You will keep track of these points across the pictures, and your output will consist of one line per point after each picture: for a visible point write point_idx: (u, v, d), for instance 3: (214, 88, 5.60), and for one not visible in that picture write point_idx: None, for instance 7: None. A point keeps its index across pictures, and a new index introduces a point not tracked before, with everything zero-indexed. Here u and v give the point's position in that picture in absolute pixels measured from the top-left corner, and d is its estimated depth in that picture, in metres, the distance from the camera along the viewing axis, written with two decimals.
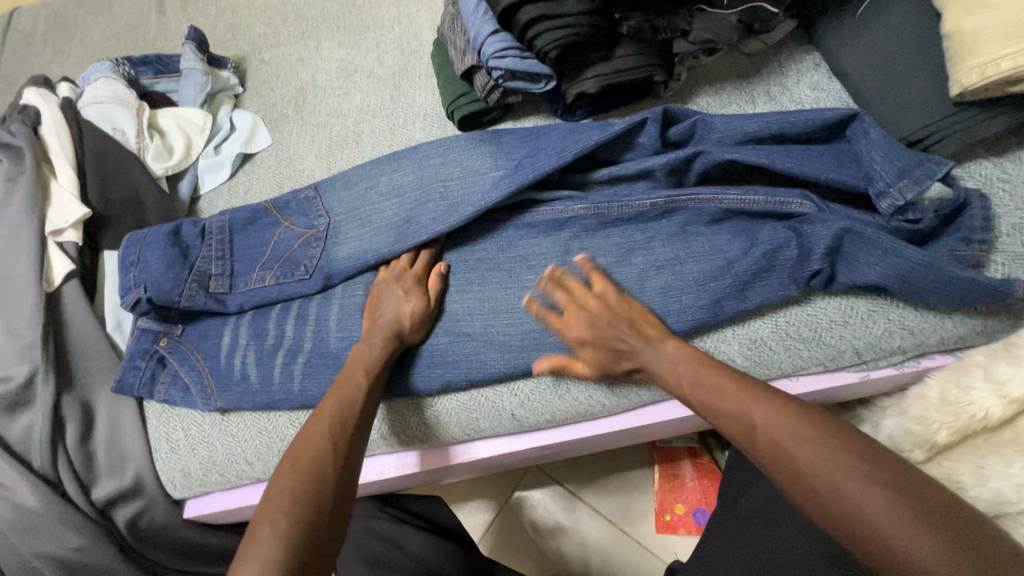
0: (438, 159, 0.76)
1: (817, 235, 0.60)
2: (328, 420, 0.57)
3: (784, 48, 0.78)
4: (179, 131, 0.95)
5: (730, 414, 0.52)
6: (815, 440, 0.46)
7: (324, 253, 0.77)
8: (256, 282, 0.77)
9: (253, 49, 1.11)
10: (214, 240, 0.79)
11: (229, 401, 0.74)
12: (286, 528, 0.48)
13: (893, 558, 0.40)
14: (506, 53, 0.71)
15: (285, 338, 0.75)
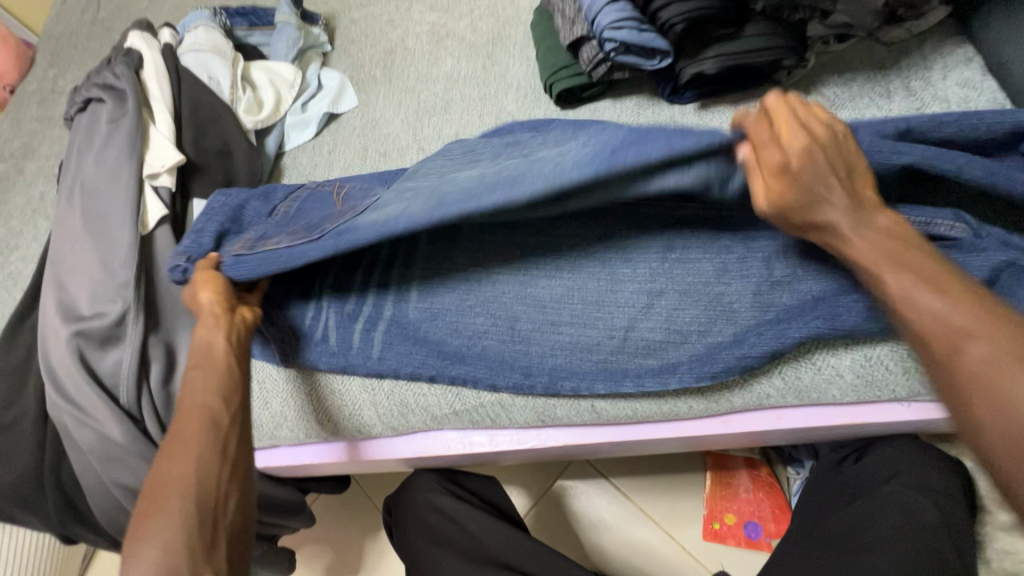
0: (514, 151, 0.70)
1: (971, 271, 0.55)
2: (197, 415, 0.53)
3: (929, 39, 0.71)
4: (270, 86, 0.95)
5: (910, 281, 0.44)
6: (1021, 352, 0.38)
7: (351, 218, 0.66)
8: (274, 243, 0.68)
9: (344, 8, 1.10)
10: (276, 217, 0.76)
11: (309, 359, 0.73)
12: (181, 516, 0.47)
13: (960, 369, 0.39)
14: (623, 24, 0.66)
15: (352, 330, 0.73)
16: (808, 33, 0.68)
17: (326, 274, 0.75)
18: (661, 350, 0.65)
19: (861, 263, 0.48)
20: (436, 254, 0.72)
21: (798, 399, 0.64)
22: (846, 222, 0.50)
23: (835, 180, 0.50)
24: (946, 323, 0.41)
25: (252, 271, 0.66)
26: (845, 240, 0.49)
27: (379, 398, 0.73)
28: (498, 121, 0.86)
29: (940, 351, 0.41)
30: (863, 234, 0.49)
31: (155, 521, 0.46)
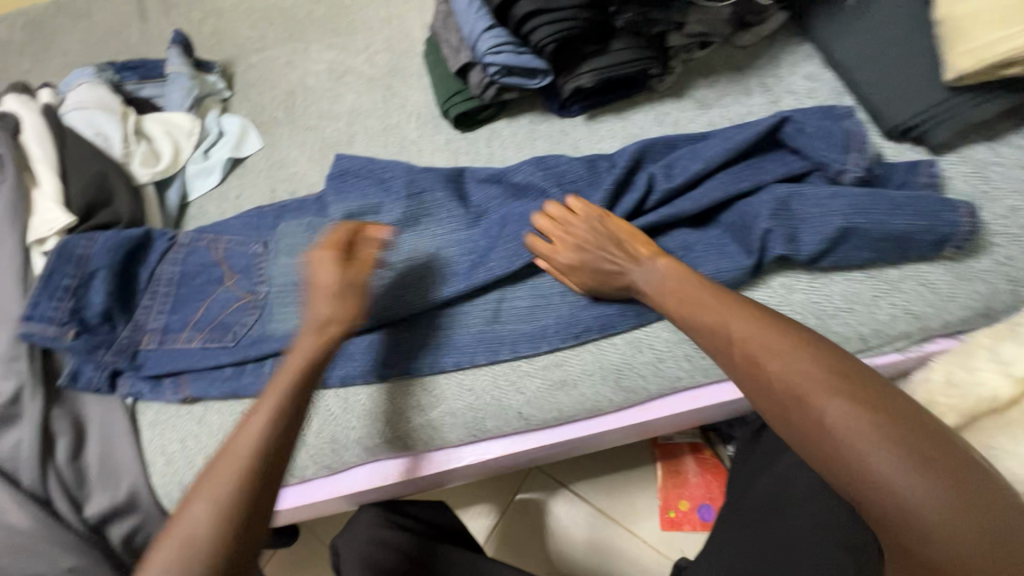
0: (369, 182, 0.78)
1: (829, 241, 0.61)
2: (231, 463, 0.49)
3: (777, 39, 0.79)
4: (167, 136, 0.92)
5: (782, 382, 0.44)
6: (871, 422, 0.40)
7: (257, 322, 0.77)
8: (182, 342, 0.77)
9: (241, 54, 1.10)
10: (163, 288, 0.80)
11: (198, 389, 0.75)
12: (204, 551, 0.44)
13: (893, 504, 0.37)
14: (501, 49, 0.71)
15: (225, 365, 0.75)
16: (670, 44, 0.74)
17: (211, 311, 0.78)
18: (531, 315, 0.69)
19: (753, 360, 0.47)
20: (293, 283, 0.77)
21: (707, 376, 0.67)
22: (658, 271, 0.60)
23: (598, 272, 0.64)
24: (811, 426, 0.41)
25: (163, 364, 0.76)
26: (641, 277, 0.62)
27: (302, 427, 0.72)
28: (402, 149, 0.88)
29: (817, 452, 0.41)
30: (656, 280, 0.60)
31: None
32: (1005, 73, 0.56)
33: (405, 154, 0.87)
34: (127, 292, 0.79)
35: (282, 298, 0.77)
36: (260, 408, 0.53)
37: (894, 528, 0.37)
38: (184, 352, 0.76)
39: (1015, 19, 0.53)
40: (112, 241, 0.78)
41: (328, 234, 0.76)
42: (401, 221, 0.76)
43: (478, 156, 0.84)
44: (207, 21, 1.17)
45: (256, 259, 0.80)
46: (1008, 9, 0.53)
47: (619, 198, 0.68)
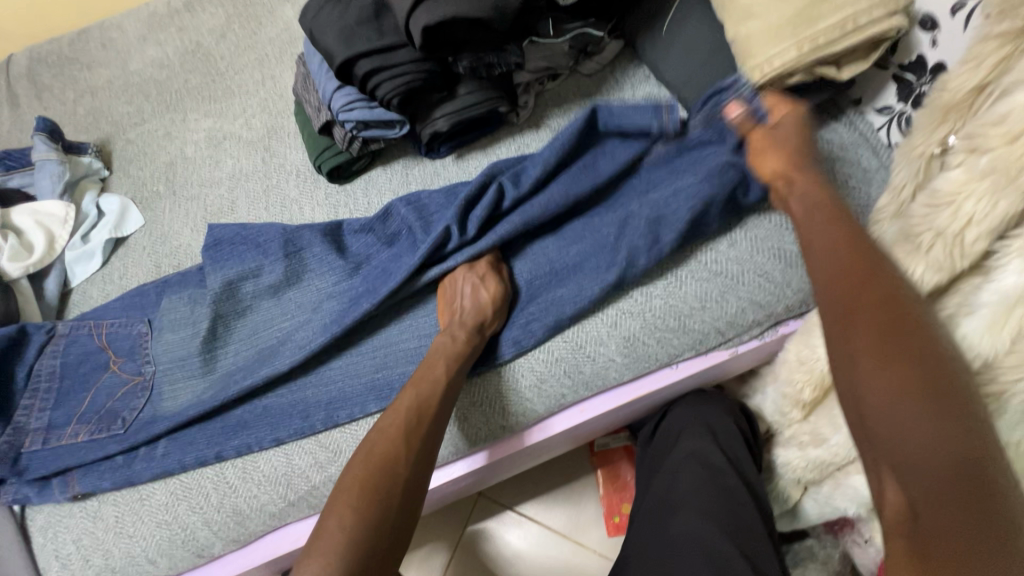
0: (246, 248, 0.78)
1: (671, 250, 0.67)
2: (384, 444, 0.59)
3: (618, 64, 0.85)
4: (38, 226, 0.90)
5: (858, 333, 0.45)
6: (903, 364, 0.42)
7: (147, 403, 0.76)
8: (69, 437, 0.74)
9: (117, 130, 1.09)
10: (42, 384, 0.78)
11: (88, 483, 0.72)
12: (376, 509, 0.55)
13: (891, 435, 0.41)
14: (353, 106, 0.74)
15: (114, 454, 0.73)
16: (517, 81, 0.79)
17: (98, 399, 0.76)
18: (417, 357, 0.71)
19: (842, 299, 0.47)
20: (178, 359, 0.75)
21: (589, 389, 0.70)
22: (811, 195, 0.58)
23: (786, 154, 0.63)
24: (860, 364, 0.44)
25: (47, 464, 0.73)
26: (804, 183, 0.60)
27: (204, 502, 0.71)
28: (283, 209, 0.89)
29: (857, 389, 0.44)
30: (802, 197, 0.59)
31: (327, 534, 0.53)
32: (790, 81, 0.63)
33: (287, 213, 0.89)
34: (3, 392, 0.76)
35: (169, 375, 0.75)
36: (381, 425, 0.61)
37: (885, 449, 0.41)
38: (71, 448, 0.74)
39: (782, 37, 0.60)
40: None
41: (209, 305, 0.76)
42: (282, 282, 0.76)
43: (357, 207, 0.86)
44: (81, 100, 1.15)
45: (141, 339, 0.79)
46: (777, 28, 0.60)
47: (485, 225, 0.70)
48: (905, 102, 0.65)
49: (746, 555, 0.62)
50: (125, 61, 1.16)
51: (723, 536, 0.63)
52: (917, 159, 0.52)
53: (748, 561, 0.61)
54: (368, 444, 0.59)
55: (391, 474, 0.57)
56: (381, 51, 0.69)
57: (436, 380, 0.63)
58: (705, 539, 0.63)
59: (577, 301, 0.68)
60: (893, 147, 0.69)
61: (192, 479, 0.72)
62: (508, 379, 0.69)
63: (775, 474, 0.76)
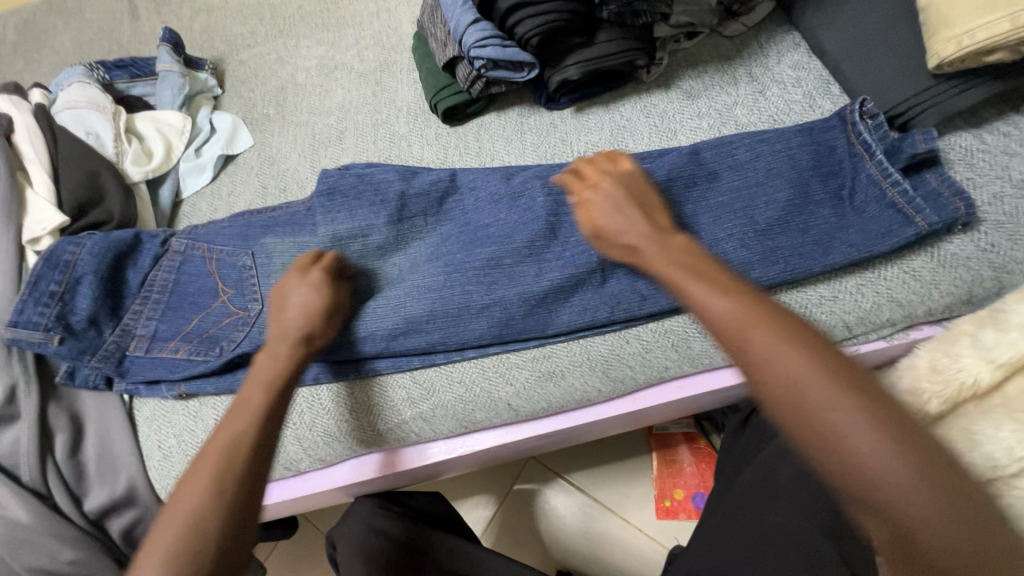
0: (360, 203, 0.75)
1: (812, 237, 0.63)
2: (219, 454, 0.52)
3: (763, 29, 0.79)
4: (158, 134, 0.93)
5: (825, 406, 0.39)
6: (879, 415, 0.38)
7: (245, 338, 0.76)
8: (170, 351, 0.77)
9: (231, 50, 1.11)
10: (154, 291, 0.80)
11: (193, 386, 0.76)
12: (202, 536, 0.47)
13: None
14: (488, 42, 0.71)
15: (210, 375, 0.76)
16: (656, 34, 0.74)
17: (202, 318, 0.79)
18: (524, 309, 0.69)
19: (817, 419, 0.39)
20: None
21: (693, 366, 0.68)
22: (725, 288, 0.46)
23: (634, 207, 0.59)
24: (805, 404, 0.40)
25: (154, 371, 0.76)
26: (712, 292, 0.46)
27: (364, 414, 0.72)
28: (392, 144, 0.89)
29: (799, 426, 0.40)
30: (658, 242, 0.54)
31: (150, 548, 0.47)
32: (988, 59, 0.56)
33: (395, 150, 0.88)
34: (117, 288, 0.79)
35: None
36: (228, 417, 0.55)
37: None
38: (171, 361, 0.77)
39: (995, 5, 0.53)
40: (100, 244, 0.78)
41: (322, 258, 0.75)
42: (395, 219, 0.77)
43: (468, 150, 0.84)
44: (197, 17, 1.17)
45: (246, 272, 0.79)
46: None
47: None
48: None
49: (846, 561, 0.60)
50: None
51: (824, 537, 0.61)
52: None
53: (847, 568, 0.59)
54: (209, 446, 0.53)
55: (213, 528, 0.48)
56: None
57: (274, 369, 0.59)
58: (800, 538, 0.62)
59: None
60: None
61: None
62: (615, 350, 0.68)
63: None
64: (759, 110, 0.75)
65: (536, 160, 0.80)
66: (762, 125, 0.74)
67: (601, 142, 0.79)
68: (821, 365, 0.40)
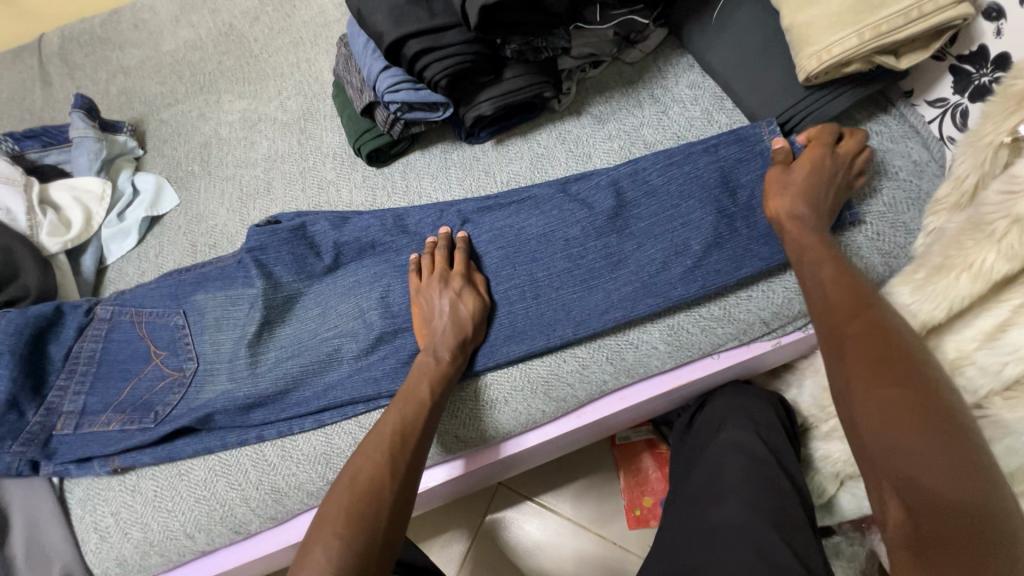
0: (291, 255, 0.77)
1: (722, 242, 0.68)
2: (367, 473, 0.56)
3: (661, 53, 0.85)
4: (76, 203, 0.90)
5: (877, 388, 0.45)
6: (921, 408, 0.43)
7: (183, 400, 0.75)
8: (102, 424, 0.74)
9: (151, 110, 1.09)
10: (81, 364, 0.77)
11: (129, 458, 0.72)
12: (359, 551, 0.50)
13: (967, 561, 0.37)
14: (400, 87, 0.74)
15: (143, 446, 0.73)
16: (561, 66, 0.78)
17: (137, 384, 0.76)
18: None
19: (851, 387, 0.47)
20: (225, 359, 0.75)
21: (631, 376, 0.70)
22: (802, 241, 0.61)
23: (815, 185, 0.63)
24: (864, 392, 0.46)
25: (84, 448, 0.73)
26: (798, 235, 0.61)
27: (472, 406, 0.70)
28: (320, 190, 0.89)
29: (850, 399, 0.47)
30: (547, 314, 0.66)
31: (310, 564, 0.49)
32: (847, 70, 0.63)
33: (324, 195, 0.89)
34: (41, 365, 0.76)
35: (212, 373, 0.75)
36: (367, 445, 0.59)
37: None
38: (101, 435, 0.73)
39: (843, 24, 0.59)
40: (16, 322, 0.75)
41: (259, 308, 0.75)
42: (326, 268, 0.77)
43: (396, 189, 0.86)
44: (113, 79, 1.15)
45: (180, 332, 0.77)
46: (837, 15, 0.60)
47: (539, 226, 0.73)
48: (962, 94, 0.64)
49: (793, 547, 0.61)
50: (158, 41, 1.16)
51: (770, 529, 0.62)
52: (984, 148, 0.53)
53: (795, 555, 0.60)
54: (352, 469, 0.57)
55: (386, 487, 0.55)
56: (430, 32, 0.69)
57: (420, 401, 0.63)
58: (751, 531, 0.62)
59: (627, 299, 0.68)
60: (945, 140, 0.68)
61: (231, 457, 0.72)
62: (552, 370, 0.69)
63: (813, 467, 0.76)
64: (664, 128, 0.80)
65: (463, 194, 0.83)
66: (668, 142, 0.79)
67: (522, 171, 0.82)
68: (878, 366, 0.46)
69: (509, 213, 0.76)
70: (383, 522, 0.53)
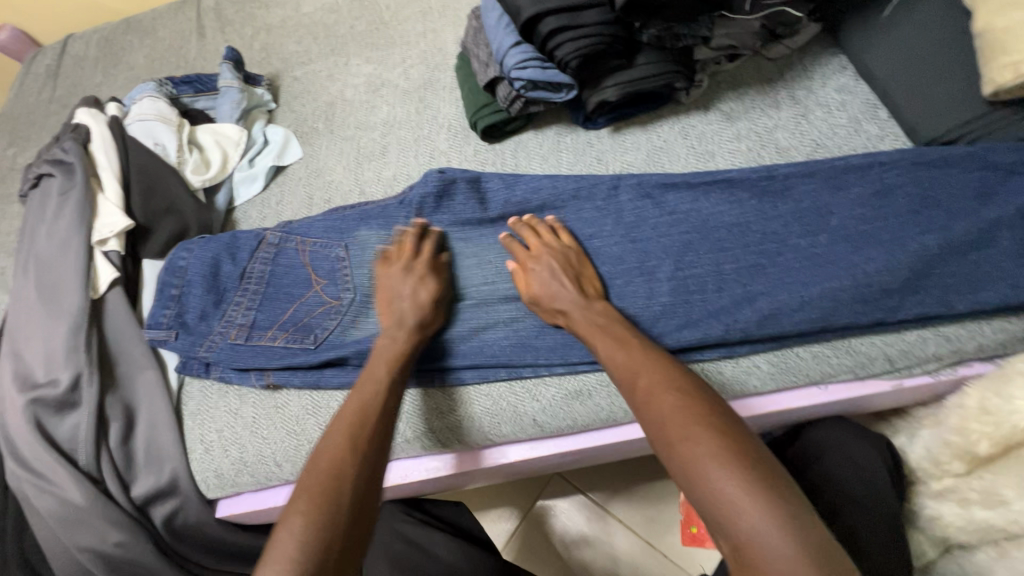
0: (399, 219, 0.81)
1: (854, 265, 0.63)
2: (328, 452, 0.55)
3: (808, 51, 0.78)
4: (216, 146, 0.99)
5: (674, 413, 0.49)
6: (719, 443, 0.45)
7: (340, 328, 0.79)
8: (269, 340, 0.80)
9: (286, 67, 1.17)
10: (252, 286, 0.84)
11: (281, 376, 0.79)
12: (325, 530, 0.48)
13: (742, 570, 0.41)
14: (527, 65, 0.73)
15: (252, 372, 0.80)
16: (696, 56, 0.75)
17: (252, 315, 0.82)
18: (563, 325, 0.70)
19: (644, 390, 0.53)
20: (330, 307, 0.80)
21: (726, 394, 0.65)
22: (594, 311, 0.64)
23: None
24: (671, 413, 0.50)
25: (243, 362, 0.80)
26: (577, 318, 0.64)
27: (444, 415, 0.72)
28: (432, 159, 0.92)
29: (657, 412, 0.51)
30: (584, 313, 0.64)
31: (282, 531, 0.48)
32: None
33: (435, 164, 0.91)
34: (216, 287, 0.84)
35: (315, 319, 0.80)
36: (333, 424, 0.58)
37: None
38: (233, 347, 0.81)
39: None
40: (202, 248, 0.86)
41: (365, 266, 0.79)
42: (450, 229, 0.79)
43: (504, 166, 0.86)
44: (257, 36, 1.24)
45: (339, 263, 0.81)
46: None
47: (649, 224, 0.71)
48: None
49: None
50: (299, 4, 1.24)
51: None
52: None
53: None
54: (322, 445, 0.56)
55: (348, 478, 0.53)
56: (568, 11, 0.68)
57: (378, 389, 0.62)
58: None
59: (734, 311, 0.64)
60: None
61: (323, 399, 0.77)
62: None
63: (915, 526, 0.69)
64: (801, 134, 0.73)
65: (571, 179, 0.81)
66: (803, 149, 0.73)
67: (637, 161, 0.79)
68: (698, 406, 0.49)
69: (620, 204, 0.73)
70: (345, 507, 0.51)
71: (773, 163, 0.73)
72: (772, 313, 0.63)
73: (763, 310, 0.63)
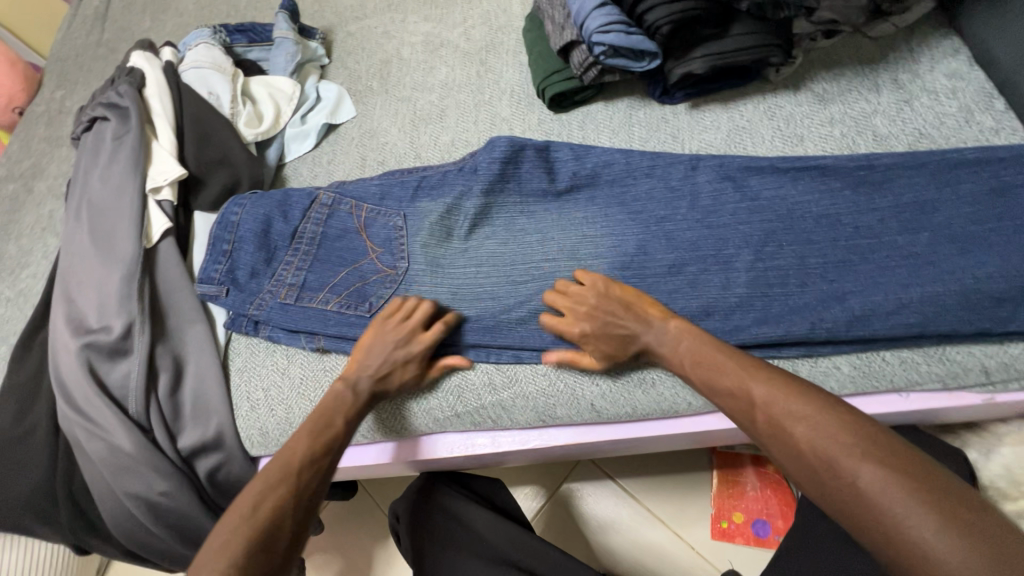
0: (461, 187, 0.77)
1: (957, 269, 0.58)
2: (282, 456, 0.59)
3: (915, 32, 0.72)
4: (269, 99, 0.96)
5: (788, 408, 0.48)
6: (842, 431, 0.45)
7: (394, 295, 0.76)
8: (320, 303, 0.78)
9: (340, 21, 1.13)
10: (304, 245, 0.82)
11: (331, 340, 0.77)
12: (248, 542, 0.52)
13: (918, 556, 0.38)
14: (611, 28, 0.67)
15: (301, 334, 0.78)
16: (795, 30, 0.69)
17: (303, 275, 0.81)
18: None
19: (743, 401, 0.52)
20: (383, 273, 0.78)
21: None
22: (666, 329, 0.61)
23: None
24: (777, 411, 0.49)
25: (292, 323, 0.78)
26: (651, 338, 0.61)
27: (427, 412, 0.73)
28: (492, 126, 0.88)
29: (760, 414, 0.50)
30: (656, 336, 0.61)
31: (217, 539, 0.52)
32: None
33: (496, 132, 0.87)
34: (267, 247, 0.82)
35: (368, 283, 0.78)
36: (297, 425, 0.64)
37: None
38: (282, 307, 0.79)
39: None
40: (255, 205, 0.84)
41: (423, 233, 0.77)
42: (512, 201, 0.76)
43: (571, 138, 0.81)
44: None
45: (396, 232, 0.79)
46: None
47: (730, 208, 0.67)
48: None
49: None
50: None
51: None
52: None
53: None
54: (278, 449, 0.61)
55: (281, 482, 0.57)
56: None
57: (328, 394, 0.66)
58: None
59: (819, 307, 0.60)
60: None
61: None
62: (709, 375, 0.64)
63: None
64: (903, 121, 0.68)
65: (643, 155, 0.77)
66: (903, 139, 0.67)
67: (716, 141, 0.74)
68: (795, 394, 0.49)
69: (699, 185, 0.69)
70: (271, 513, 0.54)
71: (869, 151, 0.67)
72: (864, 313, 0.59)
73: (851, 308, 0.60)
